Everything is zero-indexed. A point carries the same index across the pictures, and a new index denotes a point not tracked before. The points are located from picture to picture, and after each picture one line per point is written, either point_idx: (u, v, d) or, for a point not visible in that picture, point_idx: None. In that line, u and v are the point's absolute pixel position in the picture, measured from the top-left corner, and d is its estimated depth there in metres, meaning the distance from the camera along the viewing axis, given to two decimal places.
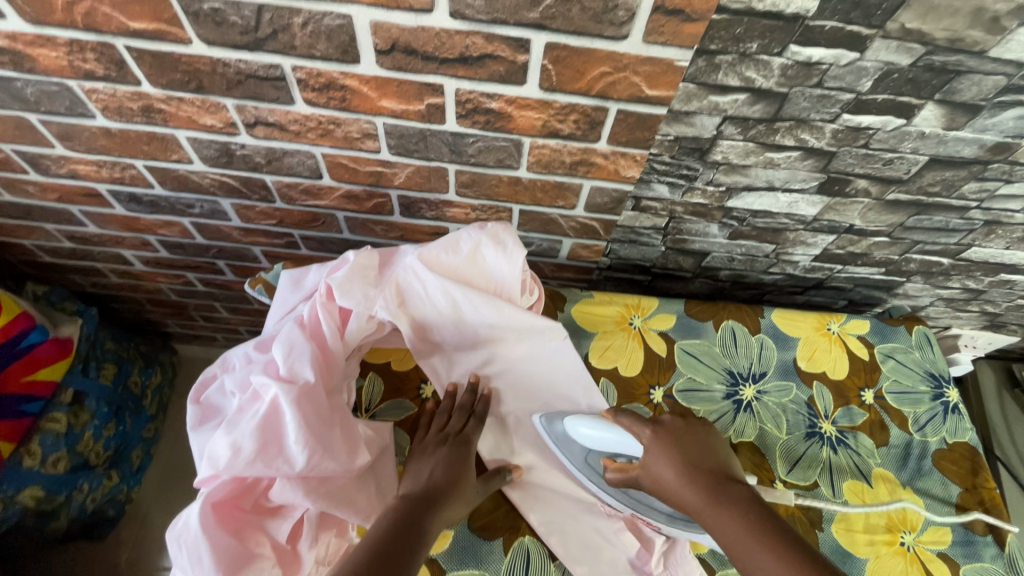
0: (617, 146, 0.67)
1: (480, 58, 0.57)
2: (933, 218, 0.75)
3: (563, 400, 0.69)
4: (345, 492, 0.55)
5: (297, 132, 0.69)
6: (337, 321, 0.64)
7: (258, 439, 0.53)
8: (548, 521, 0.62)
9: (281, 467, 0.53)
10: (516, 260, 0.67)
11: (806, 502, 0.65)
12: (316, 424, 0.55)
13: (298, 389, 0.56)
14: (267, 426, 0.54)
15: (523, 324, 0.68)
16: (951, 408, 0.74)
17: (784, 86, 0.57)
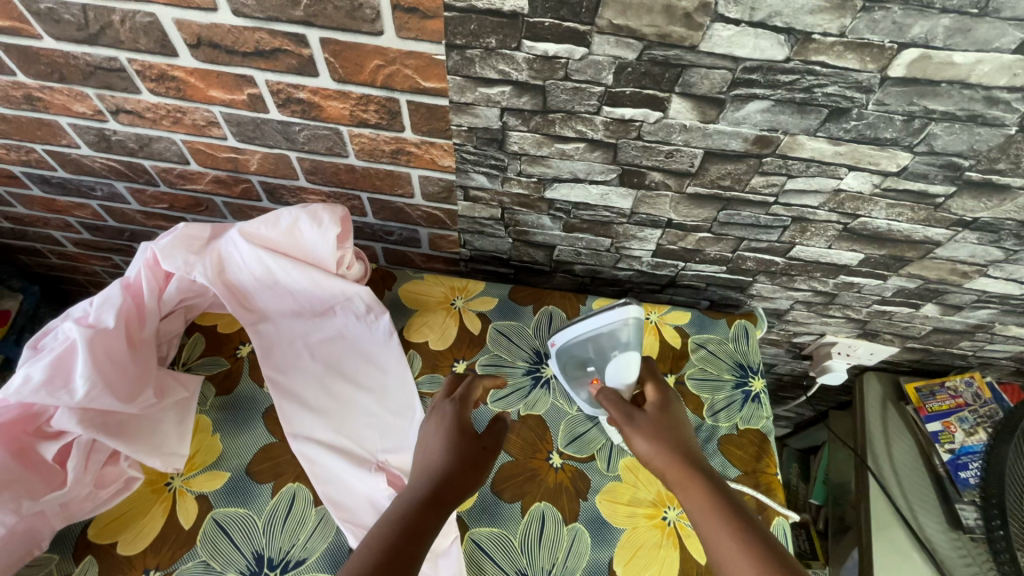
0: (423, 135, 0.74)
1: (272, 51, 0.65)
2: (741, 213, 0.79)
3: (374, 366, 0.75)
4: (121, 429, 0.62)
5: (153, 119, 0.79)
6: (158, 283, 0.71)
7: (45, 373, 0.60)
8: (321, 471, 0.66)
9: (62, 397, 0.60)
10: (330, 237, 0.72)
11: (575, 473, 0.69)
12: (106, 367, 0.63)
13: (96, 336, 0.64)
14: (60, 362, 0.62)
15: (342, 294, 0.75)
16: (750, 397, 0.76)
17: (538, 79, 0.63)
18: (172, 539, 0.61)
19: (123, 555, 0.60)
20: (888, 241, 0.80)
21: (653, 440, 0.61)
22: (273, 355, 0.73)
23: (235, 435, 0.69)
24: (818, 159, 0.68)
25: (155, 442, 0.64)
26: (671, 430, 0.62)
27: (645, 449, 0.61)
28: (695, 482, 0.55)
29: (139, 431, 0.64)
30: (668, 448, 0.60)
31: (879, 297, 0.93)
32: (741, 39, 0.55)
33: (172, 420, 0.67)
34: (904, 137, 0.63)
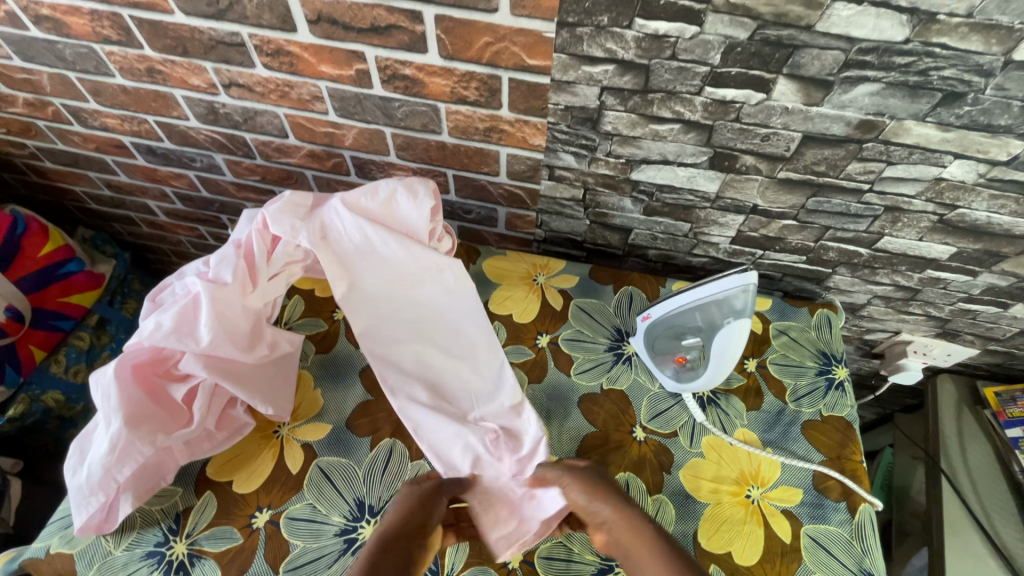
0: (519, 114, 0.76)
1: (387, 28, 0.68)
2: (831, 200, 0.78)
3: (465, 341, 0.76)
4: (238, 376, 0.67)
5: (262, 93, 0.84)
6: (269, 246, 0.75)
7: (176, 320, 0.66)
8: (422, 426, 0.69)
9: (190, 344, 0.65)
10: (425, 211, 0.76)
11: (659, 447, 0.70)
12: (227, 317, 0.68)
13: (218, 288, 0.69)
14: (187, 311, 0.67)
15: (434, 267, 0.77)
16: (834, 385, 0.75)
17: (643, 58, 0.65)
18: (281, 481, 0.66)
19: (239, 492, 0.65)
20: (985, 234, 0.78)
21: (578, 488, 0.61)
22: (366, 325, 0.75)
23: (334, 391, 0.73)
24: (923, 145, 0.67)
25: (268, 391, 0.69)
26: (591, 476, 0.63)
27: (574, 498, 0.61)
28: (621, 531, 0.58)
29: (253, 379, 0.69)
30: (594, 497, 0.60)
31: (966, 295, 0.91)
32: (861, 19, 0.55)
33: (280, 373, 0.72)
34: (1020, 124, 0.62)
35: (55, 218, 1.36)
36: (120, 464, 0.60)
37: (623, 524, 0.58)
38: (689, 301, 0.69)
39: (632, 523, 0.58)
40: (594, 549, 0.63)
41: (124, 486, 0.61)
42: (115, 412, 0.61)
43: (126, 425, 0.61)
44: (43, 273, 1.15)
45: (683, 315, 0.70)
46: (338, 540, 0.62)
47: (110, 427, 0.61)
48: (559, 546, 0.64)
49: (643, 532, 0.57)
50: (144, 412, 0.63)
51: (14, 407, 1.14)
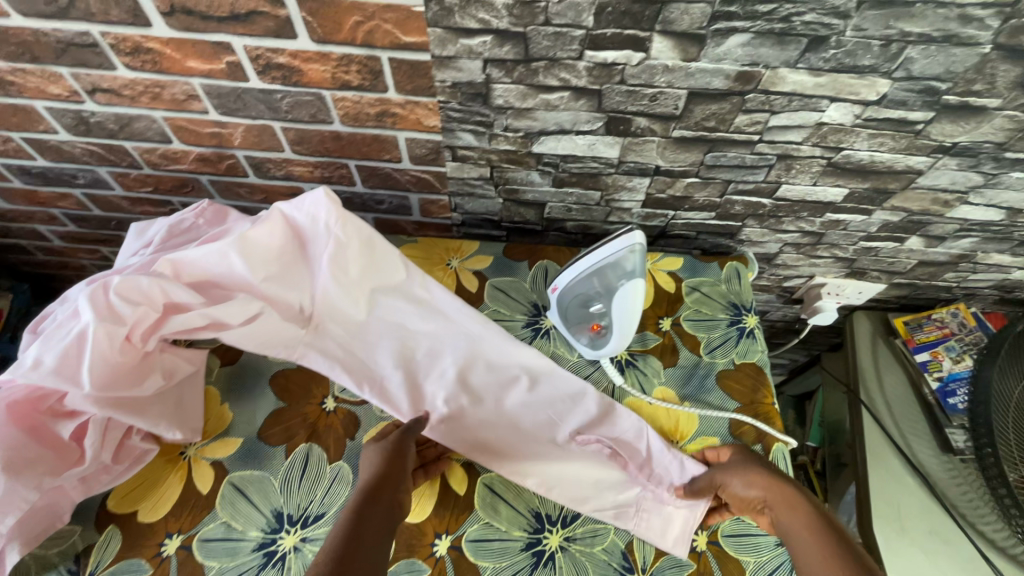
0: (407, 95, 0.74)
1: (248, 14, 0.64)
2: (727, 154, 0.80)
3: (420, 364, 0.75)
4: (139, 407, 0.63)
5: (131, 97, 0.78)
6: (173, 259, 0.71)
7: (59, 360, 0.58)
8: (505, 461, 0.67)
9: (71, 383, 0.58)
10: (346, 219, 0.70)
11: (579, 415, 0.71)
12: (120, 357, 0.61)
13: (106, 317, 0.61)
14: (70, 349, 0.59)
15: (369, 269, 0.73)
16: (745, 333, 0.77)
17: (518, 26, 0.63)
18: (192, 503, 0.63)
19: (145, 522, 0.62)
20: (872, 173, 0.81)
21: (745, 480, 0.62)
22: (284, 335, 0.70)
23: (245, 403, 0.70)
24: (800, 92, 0.69)
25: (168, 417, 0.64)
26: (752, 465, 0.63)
27: (744, 490, 0.62)
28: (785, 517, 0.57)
29: (155, 405, 0.64)
30: (778, 486, 0.60)
31: (865, 233, 0.95)
32: None
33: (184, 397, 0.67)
34: (882, 63, 0.64)
35: None
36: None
37: (788, 508, 0.58)
38: (582, 271, 0.70)
39: (797, 508, 0.57)
40: (522, 525, 0.64)
41: (10, 537, 0.57)
42: None
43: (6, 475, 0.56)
44: None
45: (583, 285, 0.71)
46: (256, 555, 0.60)
47: None
48: (490, 527, 0.64)
49: (811, 519, 0.55)
50: (27, 455, 0.58)
51: None
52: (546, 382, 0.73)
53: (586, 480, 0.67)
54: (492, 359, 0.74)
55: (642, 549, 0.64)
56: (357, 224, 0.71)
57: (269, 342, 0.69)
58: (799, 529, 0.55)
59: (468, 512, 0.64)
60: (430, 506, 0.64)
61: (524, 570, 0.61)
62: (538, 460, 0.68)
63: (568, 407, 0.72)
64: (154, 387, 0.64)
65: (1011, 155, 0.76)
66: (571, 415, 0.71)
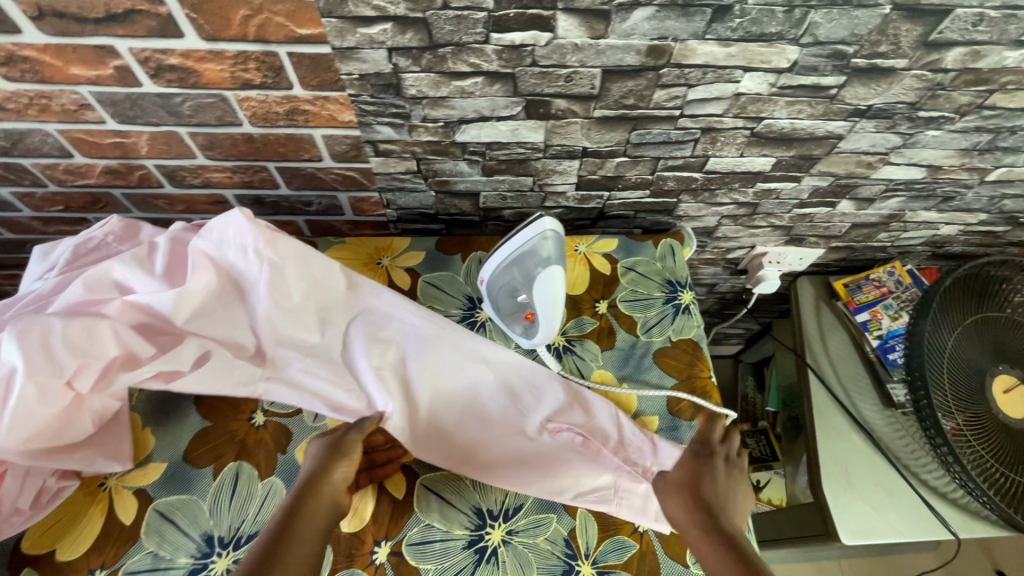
0: (314, 90, 0.70)
1: (126, 13, 0.60)
2: (651, 131, 0.79)
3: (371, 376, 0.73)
4: (69, 448, 0.62)
5: (17, 110, 0.73)
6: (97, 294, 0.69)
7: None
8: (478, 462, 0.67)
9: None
10: (276, 240, 0.69)
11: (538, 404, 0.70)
12: (47, 405, 0.59)
13: (38, 365, 0.59)
14: None
15: (310, 289, 0.71)
16: (680, 310, 0.77)
17: (417, 12, 0.60)
18: (114, 537, 0.60)
19: (64, 561, 0.59)
20: (795, 140, 0.82)
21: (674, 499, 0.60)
22: (227, 366, 0.68)
23: (171, 428, 0.68)
24: (712, 64, 0.68)
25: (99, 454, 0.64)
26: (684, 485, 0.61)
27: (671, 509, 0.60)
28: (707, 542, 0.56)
29: (87, 443, 0.63)
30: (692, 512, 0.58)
31: (797, 201, 0.96)
32: None
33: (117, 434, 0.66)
34: (788, 29, 0.64)
35: None
36: None
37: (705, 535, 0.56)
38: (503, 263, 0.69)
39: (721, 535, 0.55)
40: (463, 524, 0.64)
41: None
42: None
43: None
44: None
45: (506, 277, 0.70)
46: None
47: None
48: (431, 528, 0.63)
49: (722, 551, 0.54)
50: None
51: None
52: (510, 376, 0.72)
53: (562, 468, 0.67)
54: (449, 360, 0.71)
55: (585, 534, 0.64)
56: (291, 246, 0.70)
57: (215, 380, 0.68)
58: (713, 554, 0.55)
59: (408, 515, 0.64)
60: (369, 512, 0.64)
61: (467, 568, 0.61)
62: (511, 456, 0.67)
63: (529, 397, 0.71)
64: (89, 427, 0.63)
65: (925, 113, 0.77)
66: (537, 406, 0.70)
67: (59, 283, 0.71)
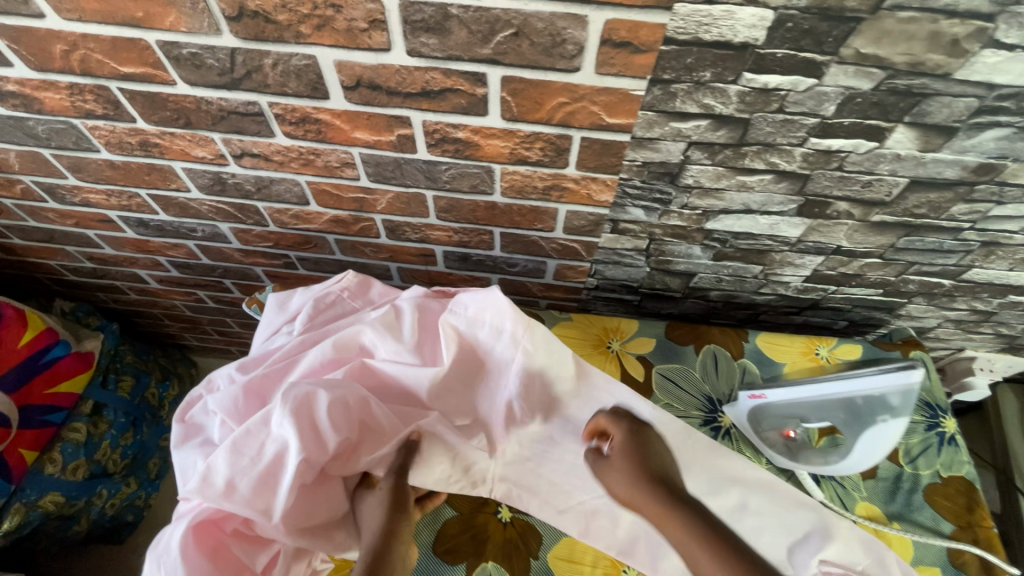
0: (586, 171, 0.67)
1: (441, 91, 0.58)
2: (924, 239, 0.72)
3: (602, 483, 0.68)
4: (326, 530, 0.60)
5: (280, 162, 0.73)
6: (345, 357, 0.68)
7: (254, 488, 0.55)
8: None
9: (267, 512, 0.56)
10: (532, 328, 0.65)
11: (805, 541, 0.62)
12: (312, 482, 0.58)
13: (307, 443, 0.57)
14: (267, 475, 0.56)
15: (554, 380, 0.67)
16: (947, 440, 0.70)
17: (745, 112, 0.56)
18: None
19: None
20: None
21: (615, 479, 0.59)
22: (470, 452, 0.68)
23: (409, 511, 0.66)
24: None
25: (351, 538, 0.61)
26: (631, 460, 0.60)
27: (619, 489, 0.59)
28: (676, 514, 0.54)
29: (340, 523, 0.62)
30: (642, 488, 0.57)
31: None
32: (1009, 66, 0.49)
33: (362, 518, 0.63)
34: None
35: (27, 292, 1.21)
36: None
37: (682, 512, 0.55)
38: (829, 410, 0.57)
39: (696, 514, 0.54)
40: None
41: None
42: None
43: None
44: (25, 365, 1.02)
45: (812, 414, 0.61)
46: None
47: None
48: None
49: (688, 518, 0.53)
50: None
51: (9, 520, 1.02)
52: (766, 496, 0.64)
53: None
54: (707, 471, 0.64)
55: None
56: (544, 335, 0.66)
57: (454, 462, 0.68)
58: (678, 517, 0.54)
59: None
60: None
61: None
62: None
63: (793, 526, 0.63)
64: (341, 507, 0.61)
65: None
66: (802, 538, 0.62)
67: (304, 341, 0.70)
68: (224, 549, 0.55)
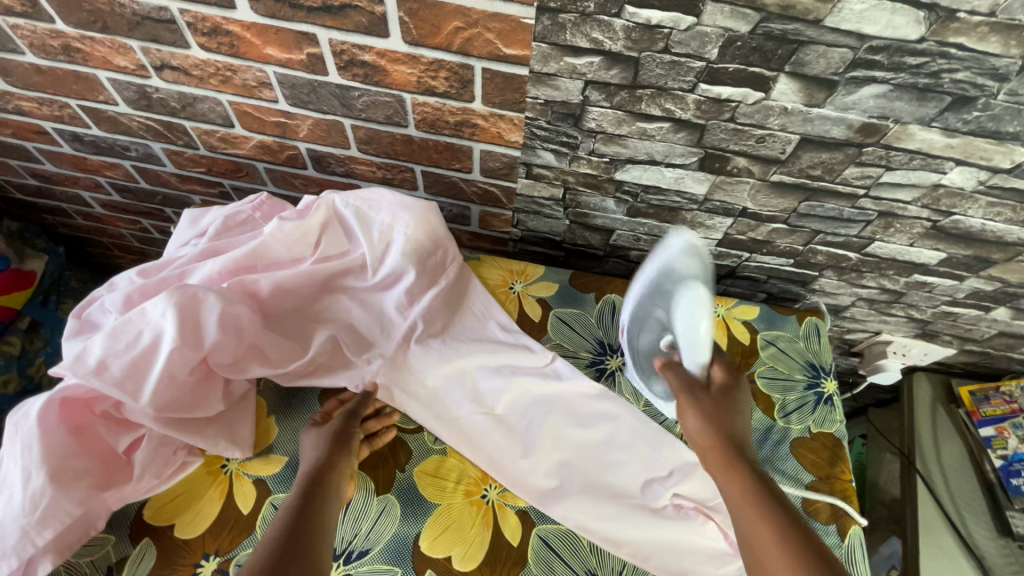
0: (493, 107, 0.69)
1: (341, 8, 0.59)
2: (824, 205, 0.74)
3: (490, 391, 0.69)
4: (198, 423, 0.60)
5: (200, 77, 0.74)
6: (243, 269, 0.70)
7: (125, 370, 0.56)
8: (605, 531, 0.62)
9: (133, 397, 0.56)
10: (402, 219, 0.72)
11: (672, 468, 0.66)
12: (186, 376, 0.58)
13: (185, 335, 0.58)
14: (140, 360, 0.57)
15: (449, 297, 0.73)
16: (823, 399, 0.72)
17: (633, 50, 0.58)
18: (232, 521, 0.59)
19: (182, 539, 0.57)
20: (976, 241, 0.75)
21: (698, 421, 0.62)
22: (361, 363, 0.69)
23: (294, 418, 0.67)
24: (925, 151, 0.63)
25: (228, 443, 0.61)
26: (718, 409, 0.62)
27: (695, 429, 0.62)
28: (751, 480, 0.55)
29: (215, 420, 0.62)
30: (724, 443, 0.59)
31: (949, 298, 0.89)
32: (874, 15, 0.50)
33: (238, 424, 0.63)
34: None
35: None
36: (41, 526, 0.51)
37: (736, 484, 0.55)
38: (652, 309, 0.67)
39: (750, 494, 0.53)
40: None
41: (44, 549, 0.52)
42: (36, 468, 0.52)
43: (53, 482, 0.52)
44: None
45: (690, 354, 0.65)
46: None
47: (30, 484, 0.51)
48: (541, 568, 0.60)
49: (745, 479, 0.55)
50: (77, 471, 0.54)
51: None
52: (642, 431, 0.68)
53: (686, 550, 0.62)
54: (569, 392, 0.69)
55: None
56: (443, 236, 0.74)
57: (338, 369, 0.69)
58: (735, 488, 0.55)
59: (521, 566, 0.60)
60: (483, 550, 0.60)
61: None
62: (634, 526, 0.62)
63: (662, 462, 0.66)
64: (216, 407, 0.61)
65: None
66: (671, 473, 0.66)
67: (207, 253, 0.72)
68: (98, 433, 0.56)
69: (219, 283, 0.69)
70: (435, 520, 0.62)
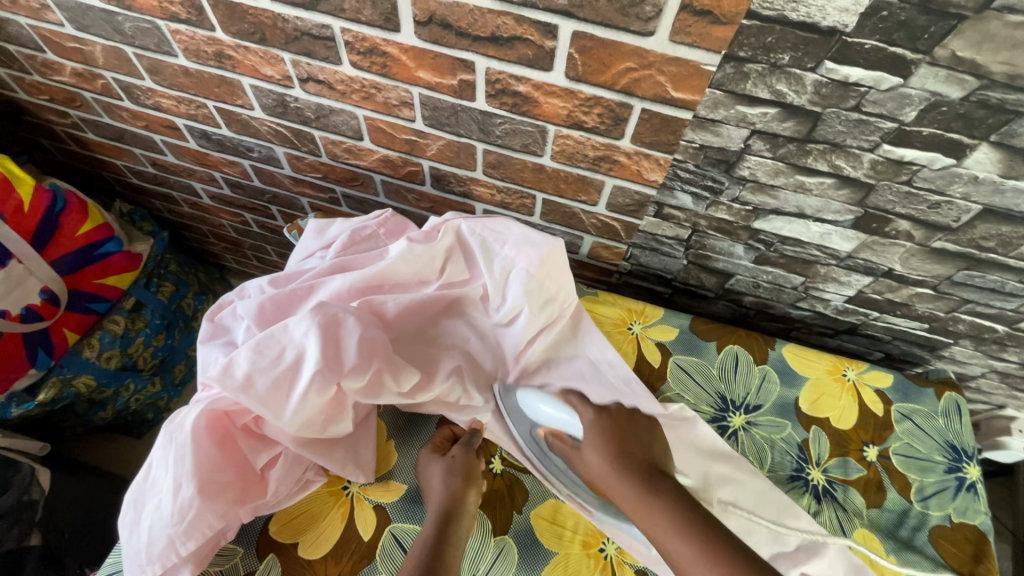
0: (641, 146, 0.66)
1: (510, 39, 0.58)
2: (986, 276, 0.68)
3: None
4: (328, 444, 0.61)
5: (343, 92, 0.74)
6: (370, 287, 0.70)
7: (270, 388, 0.57)
8: None
9: (275, 415, 0.57)
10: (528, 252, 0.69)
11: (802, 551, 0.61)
12: (324, 399, 0.59)
13: (327, 359, 0.59)
14: (284, 379, 0.58)
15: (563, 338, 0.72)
16: (965, 486, 0.68)
17: (817, 105, 0.54)
18: (352, 546, 0.60)
19: (307, 559, 0.59)
20: None
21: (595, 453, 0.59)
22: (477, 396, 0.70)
23: (412, 447, 0.69)
24: None
25: (351, 466, 0.63)
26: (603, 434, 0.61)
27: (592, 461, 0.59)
28: (661, 508, 0.52)
29: (342, 443, 0.63)
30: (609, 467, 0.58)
31: None
32: None
33: (361, 446, 0.64)
34: None
35: (93, 188, 1.29)
36: (186, 537, 0.53)
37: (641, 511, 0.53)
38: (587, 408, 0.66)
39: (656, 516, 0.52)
40: None
41: (184, 559, 0.54)
42: (187, 480, 0.54)
43: (200, 494, 0.54)
44: (80, 253, 1.08)
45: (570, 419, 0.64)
46: None
47: (180, 494, 0.53)
48: None
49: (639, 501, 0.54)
50: (220, 483, 0.55)
51: (45, 392, 1.09)
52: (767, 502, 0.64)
53: None
54: (688, 447, 0.67)
55: None
56: (565, 275, 0.71)
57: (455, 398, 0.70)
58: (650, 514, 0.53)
59: None
60: None
61: None
62: None
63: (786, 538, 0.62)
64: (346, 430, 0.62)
65: None
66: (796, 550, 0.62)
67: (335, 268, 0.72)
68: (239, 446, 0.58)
69: (347, 300, 0.69)
70: (551, 570, 0.61)
